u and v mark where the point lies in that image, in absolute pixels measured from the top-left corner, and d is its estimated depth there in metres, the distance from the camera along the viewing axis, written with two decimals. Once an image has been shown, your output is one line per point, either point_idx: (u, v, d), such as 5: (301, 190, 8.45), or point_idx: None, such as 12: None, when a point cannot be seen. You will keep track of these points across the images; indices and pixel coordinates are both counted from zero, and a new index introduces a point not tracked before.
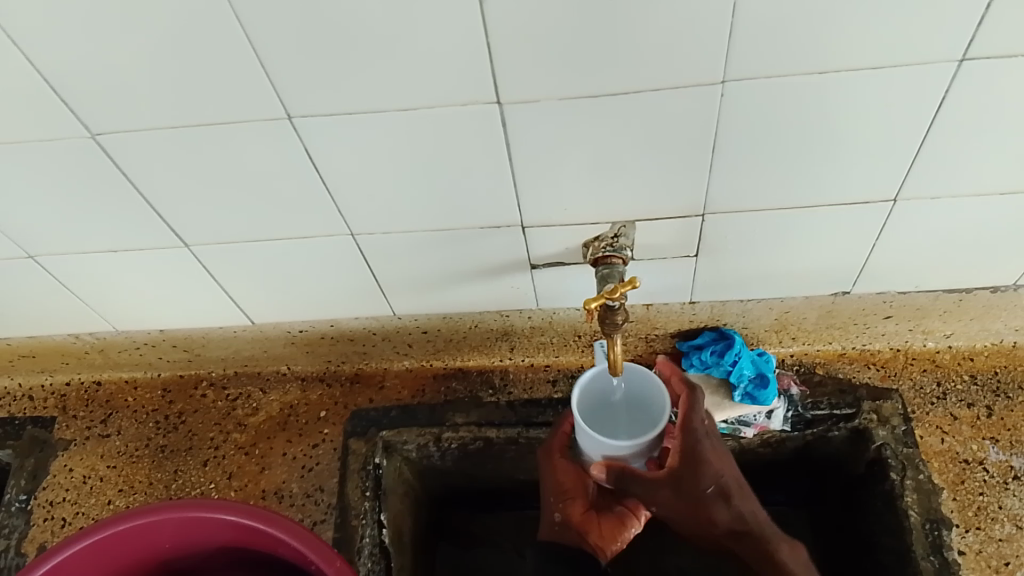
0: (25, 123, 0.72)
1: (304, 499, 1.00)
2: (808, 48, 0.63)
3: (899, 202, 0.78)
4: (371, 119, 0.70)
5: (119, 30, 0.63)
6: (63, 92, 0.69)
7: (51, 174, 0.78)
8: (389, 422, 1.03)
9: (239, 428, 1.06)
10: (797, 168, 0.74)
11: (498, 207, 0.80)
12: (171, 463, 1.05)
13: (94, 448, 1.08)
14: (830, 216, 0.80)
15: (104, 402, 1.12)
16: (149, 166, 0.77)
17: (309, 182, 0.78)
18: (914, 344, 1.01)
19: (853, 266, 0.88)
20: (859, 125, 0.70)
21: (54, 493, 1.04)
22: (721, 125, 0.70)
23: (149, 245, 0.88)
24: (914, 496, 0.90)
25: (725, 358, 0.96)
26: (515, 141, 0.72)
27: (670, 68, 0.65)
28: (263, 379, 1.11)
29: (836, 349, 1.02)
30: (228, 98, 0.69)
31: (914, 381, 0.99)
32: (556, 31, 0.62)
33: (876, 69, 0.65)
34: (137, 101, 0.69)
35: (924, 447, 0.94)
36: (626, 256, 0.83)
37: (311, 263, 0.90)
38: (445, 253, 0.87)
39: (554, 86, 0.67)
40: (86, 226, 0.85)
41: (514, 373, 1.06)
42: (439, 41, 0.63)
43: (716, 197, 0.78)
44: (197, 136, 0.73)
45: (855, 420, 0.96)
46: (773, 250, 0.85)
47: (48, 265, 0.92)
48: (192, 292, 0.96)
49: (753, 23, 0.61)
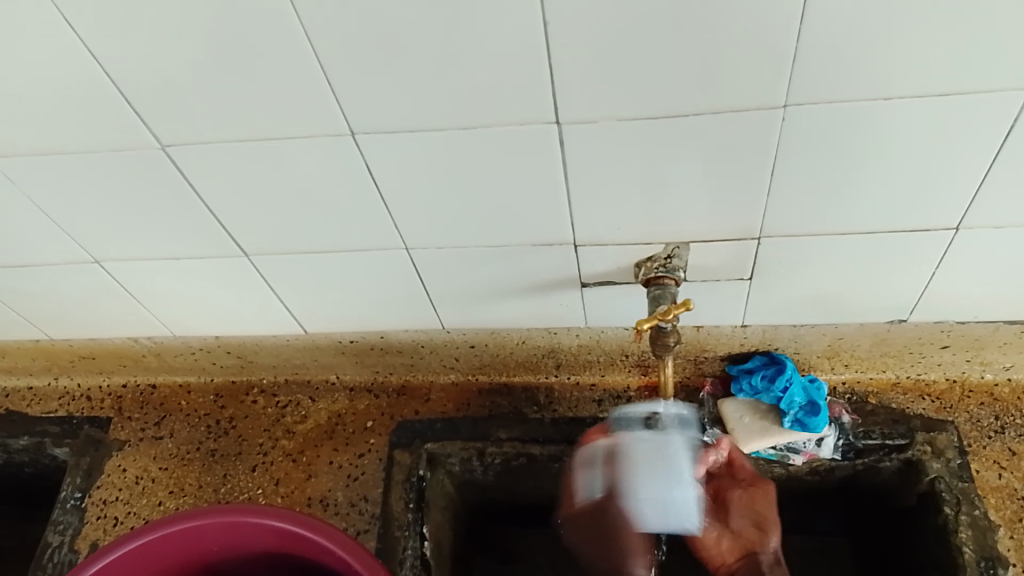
0: (99, 132, 0.75)
1: (348, 508, 1.01)
2: (871, 74, 0.62)
3: (960, 231, 0.77)
4: (430, 136, 0.71)
5: (192, 44, 0.65)
6: (136, 104, 0.71)
7: (120, 182, 0.80)
8: (434, 434, 1.04)
9: (287, 434, 1.08)
10: (856, 194, 0.74)
11: (551, 225, 0.80)
12: (220, 467, 1.07)
13: (147, 450, 1.10)
14: (888, 242, 0.79)
15: (158, 405, 1.15)
16: (213, 177, 0.79)
17: (367, 197, 0.79)
18: (971, 375, 0.98)
19: (910, 295, 0.87)
20: (921, 152, 0.69)
21: (108, 492, 1.07)
22: (779, 149, 0.70)
23: (209, 254, 0.90)
24: (969, 532, 0.88)
25: (775, 384, 0.95)
26: (571, 160, 0.73)
27: (733, 91, 0.65)
28: (312, 387, 1.12)
29: (889, 378, 0.99)
30: (293, 113, 0.71)
31: (970, 414, 0.96)
32: (618, 53, 0.63)
33: (941, 96, 0.64)
34: (206, 114, 0.72)
35: (980, 482, 0.91)
36: (679, 277, 0.83)
37: (363, 277, 0.92)
38: (498, 270, 0.88)
39: (613, 107, 0.67)
40: (150, 233, 0.87)
41: (560, 391, 1.05)
42: (501, 61, 0.64)
43: (772, 221, 0.77)
44: (261, 150, 0.75)
45: (907, 451, 0.94)
46: (826, 276, 0.85)
47: (111, 270, 0.94)
48: (247, 299, 0.98)
49: (816, 47, 0.61)
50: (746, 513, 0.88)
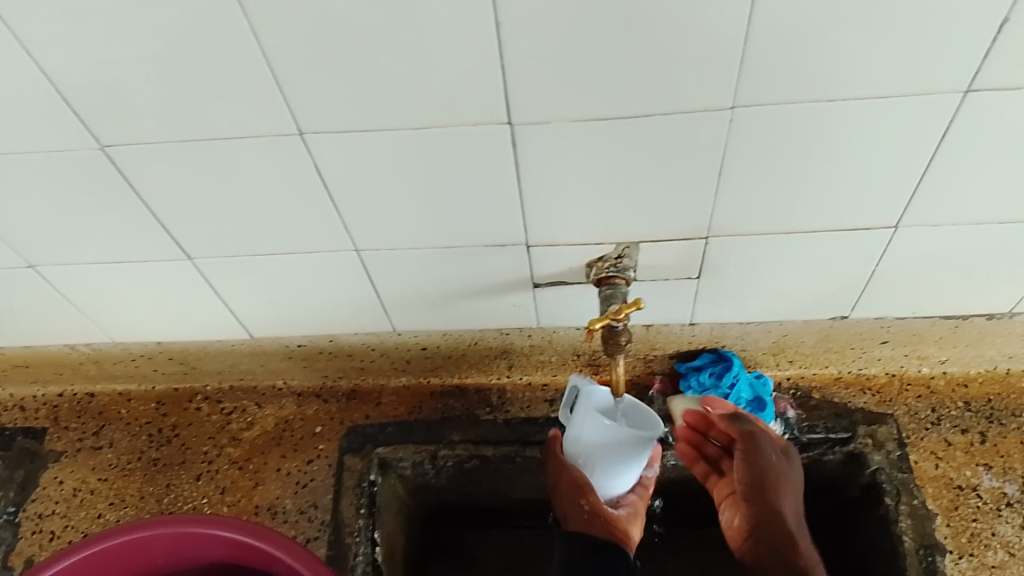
0: (33, 133, 0.72)
1: (298, 515, 0.99)
2: (816, 75, 0.64)
3: (899, 228, 0.79)
4: (383, 135, 0.71)
5: (133, 40, 0.63)
6: (74, 103, 0.69)
7: (56, 184, 0.78)
8: (386, 438, 1.03)
9: (233, 442, 1.05)
10: (801, 193, 0.75)
11: (504, 225, 0.80)
12: (163, 476, 1.04)
13: (85, 460, 1.07)
14: (832, 240, 0.81)
15: (98, 414, 1.11)
16: (155, 179, 0.77)
17: (317, 198, 0.78)
18: (909, 369, 1.01)
19: (852, 291, 0.89)
20: (862, 152, 0.71)
21: (44, 506, 1.03)
22: (727, 150, 0.71)
23: (151, 258, 0.88)
24: (909, 521, 0.91)
25: (722, 381, 0.96)
26: (523, 160, 0.73)
27: (684, 92, 0.66)
28: (259, 393, 1.10)
29: (832, 373, 1.01)
30: (239, 112, 0.69)
31: (909, 407, 0.99)
32: (569, 53, 0.63)
33: (882, 98, 0.66)
34: (147, 113, 0.69)
35: (919, 472, 0.94)
36: (629, 276, 0.84)
37: (313, 279, 0.90)
38: (450, 271, 0.88)
39: (565, 107, 0.67)
40: (90, 236, 0.84)
41: (512, 392, 1.05)
42: (455, 60, 0.64)
43: (720, 220, 0.79)
44: (206, 150, 0.73)
45: (850, 444, 0.96)
46: (772, 274, 0.86)
47: (47, 275, 0.91)
48: (192, 303, 0.96)
49: (763, 50, 0.62)
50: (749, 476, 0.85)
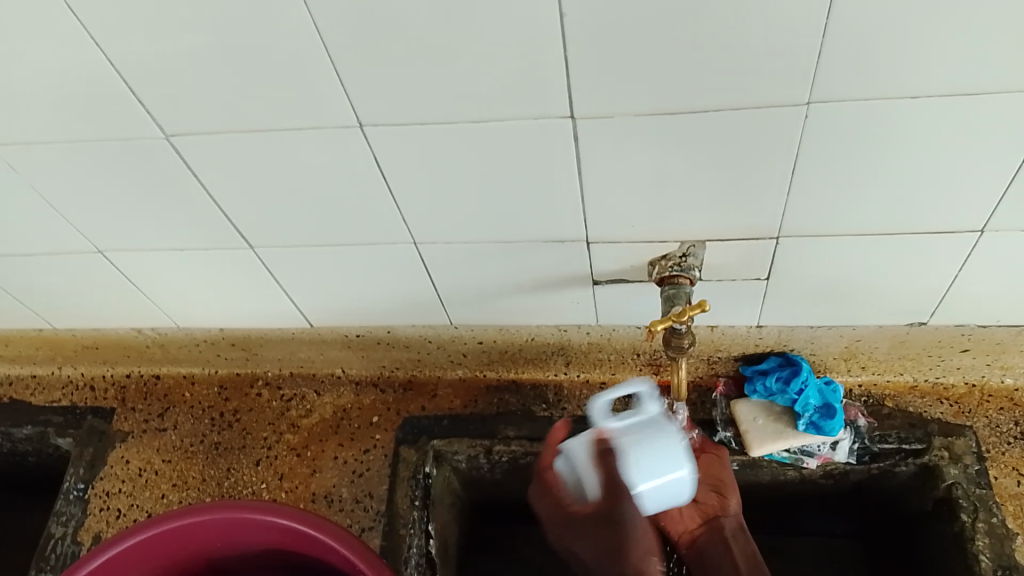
0: (101, 123, 0.73)
1: (353, 505, 1.00)
2: (899, 71, 0.60)
3: (986, 233, 0.75)
4: (441, 129, 0.69)
5: (196, 33, 0.63)
6: (140, 94, 0.69)
7: (123, 173, 0.79)
8: (440, 431, 1.01)
9: (292, 429, 1.06)
10: (878, 195, 0.71)
11: (564, 221, 0.78)
12: (224, 460, 1.06)
13: (150, 441, 1.09)
14: (912, 243, 0.77)
15: (162, 396, 1.13)
16: (218, 170, 0.77)
17: (375, 191, 0.77)
18: (990, 380, 0.95)
19: (932, 297, 0.84)
20: (946, 153, 0.66)
21: (111, 484, 1.06)
22: (800, 148, 0.67)
23: (213, 246, 0.88)
24: (986, 540, 0.86)
25: (789, 386, 0.92)
26: (585, 156, 0.70)
27: (756, 88, 0.63)
28: (318, 381, 1.10)
29: (907, 381, 0.96)
30: (299, 104, 0.69)
31: (989, 419, 0.94)
32: (635, 47, 0.60)
33: (970, 95, 0.61)
34: (210, 105, 0.70)
35: (999, 489, 0.89)
36: (693, 276, 0.82)
37: (371, 271, 0.90)
38: (509, 266, 0.86)
39: (628, 102, 0.65)
40: (155, 224, 0.86)
41: (569, 389, 1.03)
42: (516, 54, 0.62)
43: (791, 220, 0.75)
44: (267, 141, 0.73)
45: (924, 456, 0.91)
46: (846, 277, 0.82)
47: (115, 260, 0.93)
48: (253, 292, 0.97)
49: (843, 44, 0.58)
50: (708, 482, 0.92)
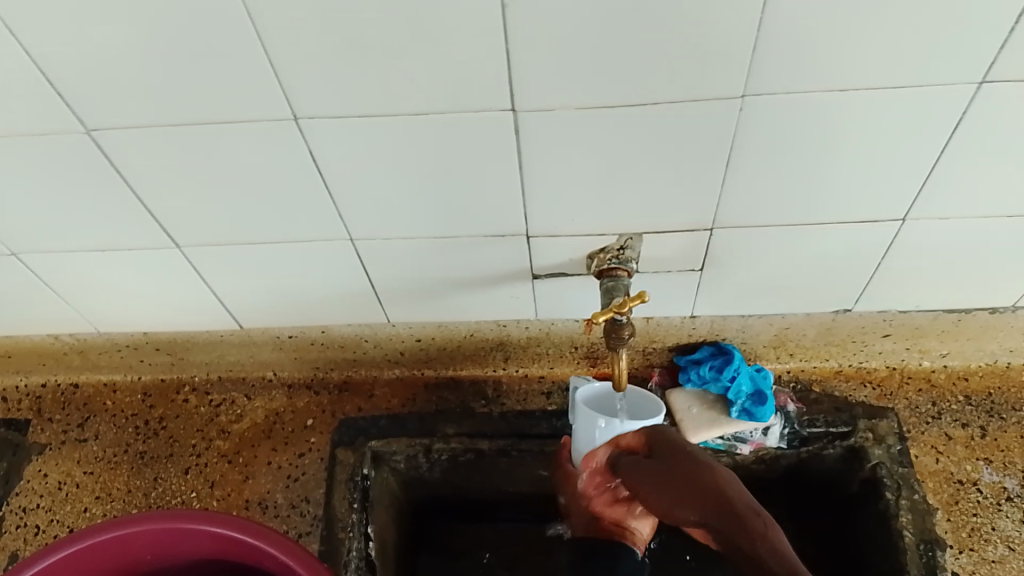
0: (16, 116, 0.69)
1: (289, 510, 0.96)
2: (829, 65, 0.62)
3: (908, 221, 0.78)
4: (382, 122, 0.68)
5: (121, 21, 0.60)
6: (59, 86, 0.66)
7: (40, 170, 0.75)
8: (378, 432, 1.00)
9: (222, 434, 1.03)
10: (808, 186, 0.74)
11: (504, 215, 0.78)
12: (150, 469, 1.01)
13: (70, 453, 1.03)
14: (840, 232, 0.79)
15: (81, 405, 1.08)
16: (143, 165, 0.74)
17: (311, 186, 0.75)
18: (909, 363, 1.00)
19: (857, 284, 0.88)
20: (873, 145, 0.69)
21: (27, 499, 1.00)
22: (736, 140, 0.69)
23: (138, 246, 0.85)
24: (909, 516, 0.89)
25: (723, 374, 0.94)
26: (526, 148, 0.70)
27: (695, 82, 0.64)
28: (248, 385, 1.07)
29: (832, 367, 1.00)
30: (231, 96, 0.66)
31: (910, 400, 0.98)
32: (577, 40, 0.61)
33: (896, 89, 0.64)
34: (137, 97, 0.67)
35: (920, 467, 0.93)
36: (631, 268, 0.82)
37: (305, 269, 0.88)
38: (448, 261, 0.85)
39: (570, 95, 0.65)
40: (74, 224, 0.82)
41: (507, 384, 1.03)
42: (459, 47, 0.62)
43: (726, 211, 0.77)
44: (196, 134, 0.70)
45: (850, 438, 0.94)
46: (777, 266, 0.85)
47: (30, 263, 0.88)
48: (180, 293, 0.93)
49: (776, 38, 0.60)
50: None
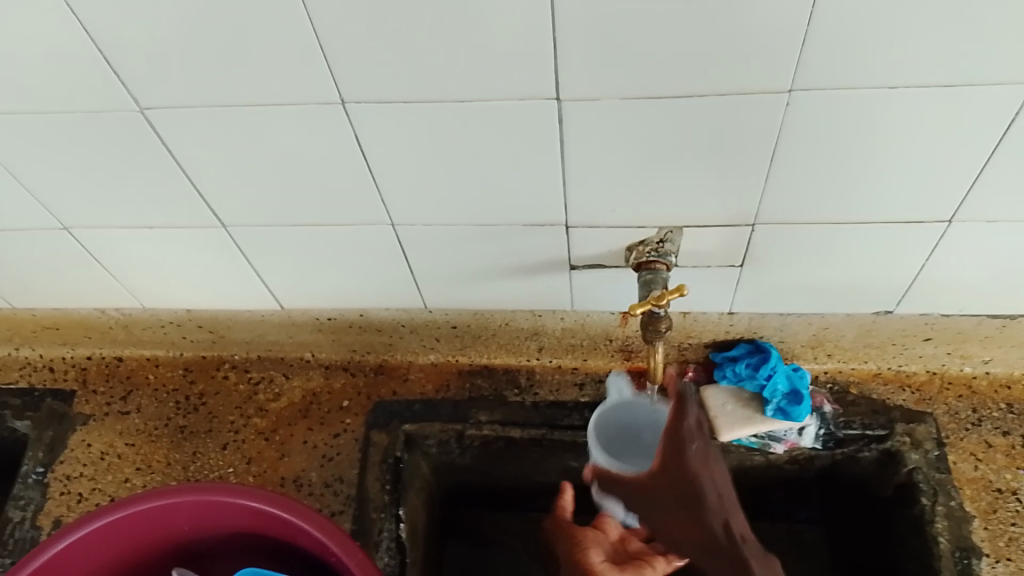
0: (73, 93, 0.71)
1: (323, 489, 0.98)
2: (880, 61, 0.61)
3: (954, 223, 0.77)
4: (427, 108, 0.69)
5: (179, 4, 0.62)
6: (116, 65, 0.68)
7: (94, 147, 0.77)
8: (412, 416, 1.01)
9: (260, 413, 1.04)
10: (854, 183, 0.73)
11: (544, 205, 0.78)
12: (189, 444, 1.03)
13: (113, 425, 1.05)
14: (883, 232, 0.78)
15: (125, 378, 1.10)
16: (193, 144, 0.75)
17: (354, 170, 0.76)
18: (950, 368, 0.97)
19: (900, 285, 0.87)
20: (921, 144, 0.68)
21: (72, 468, 1.02)
22: (781, 136, 0.69)
23: (186, 224, 0.87)
24: (945, 522, 0.88)
25: (759, 372, 0.93)
26: (569, 139, 0.71)
27: (742, 76, 0.63)
28: (286, 364, 1.08)
29: (871, 369, 0.97)
30: (283, 80, 0.68)
31: (949, 406, 0.95)
32: (625, 31, 0.61)
33: (949, 87, 0.63)
34: (190, 78, 0.68)
35: (957, 473, 0.91)
36: (670, 261, 0.83)
37: (346, 252, 0.89)
38: (487, 249, 0.86)
39: (615, 85, 0.65)
40: (124, 199, 0.84)
41: (541, 374, 1.02)
42: (508, 37, 0.62)
43: (767, 207, 0.76)
44: (245, 116, 0.72)
45: (886, 442, 0.93)
46: (818, 265, 0.84)
47: (81, 237, 0.91)
48: (225, 271, 0.95)
49: (827, 33, 0.59)
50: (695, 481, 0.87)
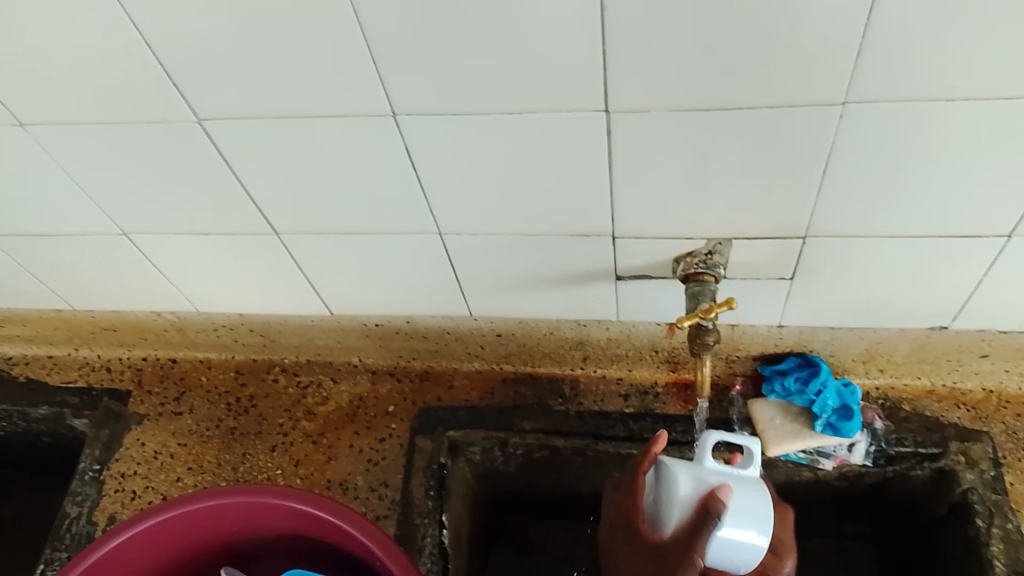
0: (133, 104, 0.73)
1: (369, 493, 0.99)
2: (937, 74, 0.60)
3: (1014, 237, 0.74)
4: (476, 119, 0.69)
5: (235, 17, 0.64)
6: (176, 77, 0.70)
7: (153, 155, 0.79)
8: (456, 422, 1.01)
9: (308, 416, 1.05)
10: (909, 196, 0.71)
11: (591, 215, 0.78)
12: (239, 445, 1.05)
13: (166, 425, 1.08)
14: (940, 246, 0.77)
15: (179, 379, 1.12)
16: (248, 154, 0.77)
17: (404, 179, 0.77)
18: (1009, 387, 0.93)
19: (956, 301, 0.84)
20: (981, 155, 0.66)
21: (126, 466, 1.05)
22: (833, 148, 0.67)
23: (240, 231, 0.89)
24: (1001, 545, 0.86)
25: (809, 387, 0.91)
26: (617, 149, 0.70)
27: (795, 86, 0.63)
28: (334, 368, 1.09)
29: (925, 386, 0.94)
30: (335, 91, 0.69)
31: (1006, 425, 0.91)
32: (674, 43, 0.61)
33: (1011, 98, 0.61)
34: (244, 89, 0.70)
35: (1015, 494, 0.88)
36: (718, 273, 0.82)
37: (394, 260, 0.90)
38: (534, 258, 0.86)
39: (664, 96, 0.65)
40: (180, 207, 0.86)
41: (586, 383, 1.01)
42: (557, 48, 0.62)
43: (820, 219, 0.75)
44: (298, 126, 0.73)
45: (940, 461, 0.91)
46: (871, 279, 0.82)
47: (139, 242, 0.93)
48: (275, 276, 0.96)
49: (882, 45, 0.58)
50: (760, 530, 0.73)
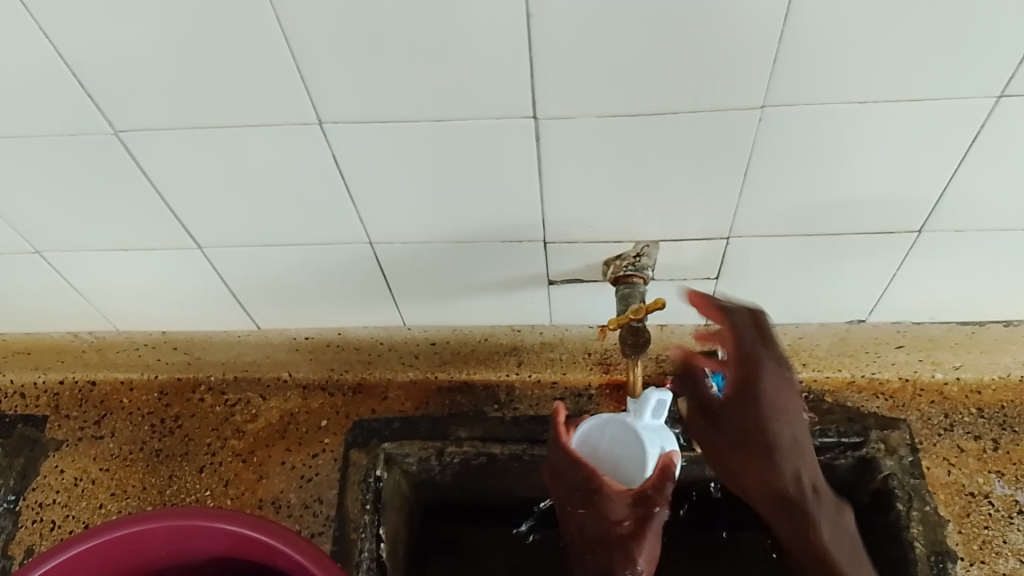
0: (44, 117, 0.70)
1: (302, 510, 0.97)
2: (847, 80, 0.63)
3: (923, 233, 0.78)
4: (404, 128, 0.69)
5: (153, 28, 0.62)
6: (90, 89, 0.67)
7: (68, 170, 0.76)
8: (391, 434, 0.99)
9: (237, 434, 1.02)
10: (826, 195, 0.74)
11: (521, 221, 0.79)
12: (165, 467, 1.01)
13: (87, 450, 1.03)
14: (856, 244, 0.80)
15: (99, 402, 1.07)
16: (169, 167, 0.75)
17: (332, 189, 0.76)
18: (922, 375, 0.97)
19: (871, 296, 0.89)
20: (891, 155, 0.70)
21: (44, 495, 1.00)
22: (753, 151, 0.70)
23: (160, 246, 0.86)
24: (920, 527, 0.88)
25: None
26: (545, 156, 0.71)
27: (717, 90, 0.64)
28: (263, 385, 1.05)
29: (845, 377, 0.97)
30: (259, 102, 0.68)
31: (922, 412, 0.95)
32: (599, 51, 0.62)
33: (917, 101, 0.64)
34: (163, 100, 0.68)
35: (931, 478, 0.91)
36: (648, 275, 0.83)
37: (323, 271, 0.89)
38: (466, 266, 0.87)
39: (591, 103, 0.66)
40: (97, 222, 0.83)
41: (520, 389, 1.02)
42: (484, 56, 0.63)
43: (743, 220, 0.77)
44: (221, 137, 0.71)
45: (862, 449, 0.92)
46: (792, 277, 0.85)
47: (53, 261, 0.89)
48: (200, 292, 0.94)
49: (797, 52, 0.61)
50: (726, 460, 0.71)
